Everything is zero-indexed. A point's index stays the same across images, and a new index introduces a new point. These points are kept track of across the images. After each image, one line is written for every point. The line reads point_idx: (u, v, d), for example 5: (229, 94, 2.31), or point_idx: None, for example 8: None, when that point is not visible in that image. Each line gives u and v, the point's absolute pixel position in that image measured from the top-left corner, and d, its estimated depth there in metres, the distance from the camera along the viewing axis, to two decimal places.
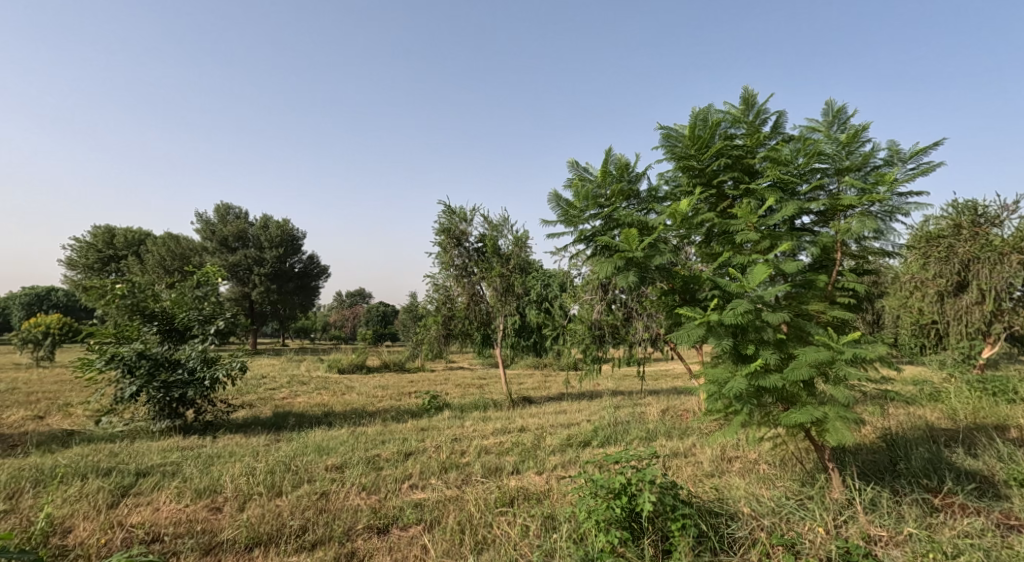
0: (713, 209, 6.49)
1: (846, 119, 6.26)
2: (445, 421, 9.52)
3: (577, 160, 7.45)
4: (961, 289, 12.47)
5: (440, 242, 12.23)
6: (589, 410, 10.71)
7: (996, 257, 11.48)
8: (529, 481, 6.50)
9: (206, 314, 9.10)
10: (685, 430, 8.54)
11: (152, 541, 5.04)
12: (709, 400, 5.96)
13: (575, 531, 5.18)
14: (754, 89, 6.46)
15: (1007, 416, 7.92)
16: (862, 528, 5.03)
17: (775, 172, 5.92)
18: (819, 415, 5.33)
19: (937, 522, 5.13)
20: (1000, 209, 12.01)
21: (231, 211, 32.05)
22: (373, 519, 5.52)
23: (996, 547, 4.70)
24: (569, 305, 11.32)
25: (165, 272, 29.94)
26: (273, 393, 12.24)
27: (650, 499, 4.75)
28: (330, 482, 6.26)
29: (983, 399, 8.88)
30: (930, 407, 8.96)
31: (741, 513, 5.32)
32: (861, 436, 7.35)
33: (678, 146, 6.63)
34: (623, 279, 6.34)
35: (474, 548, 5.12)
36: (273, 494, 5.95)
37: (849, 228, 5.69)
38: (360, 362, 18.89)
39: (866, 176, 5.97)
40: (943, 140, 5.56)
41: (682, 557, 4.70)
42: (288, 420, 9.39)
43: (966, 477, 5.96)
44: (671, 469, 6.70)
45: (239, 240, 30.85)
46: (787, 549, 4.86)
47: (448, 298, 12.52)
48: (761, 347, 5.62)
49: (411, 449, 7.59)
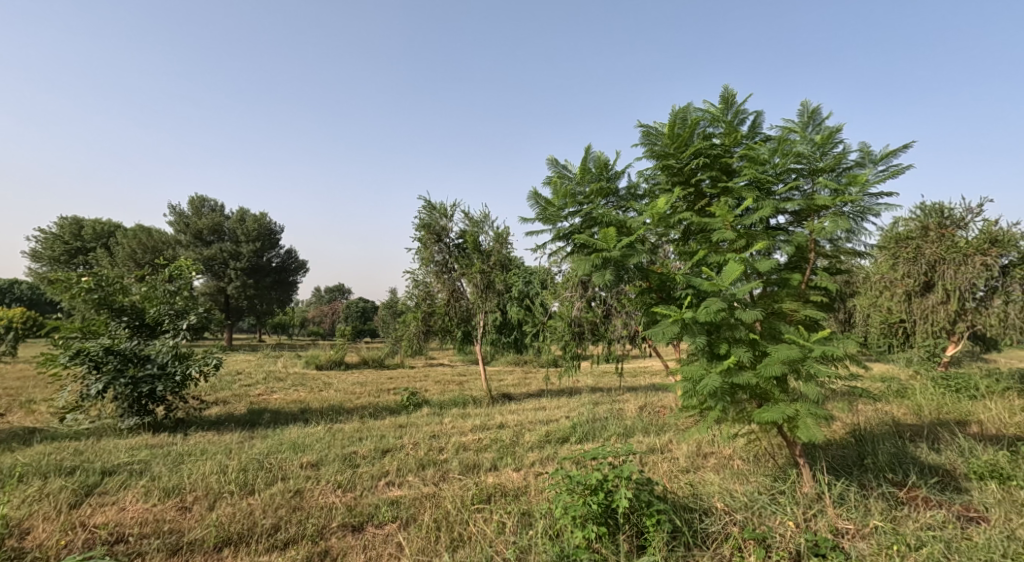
0: (691, 208, 6.56)
1: (821, 120, 6.37)
2: (424, 418, 9.49)
3: (556, 157, 7.44)
4: (927, 289, 12.73)
5: (420, 239, 12.15)
6: (568, 407, 10.77)
7: (961, 257, 11.81)
8: (507, 478, 6.50)
9: (177, 309, 8.93)
10: (662, 427, 8.62)
11: (116, 542, 4.93)
12: (685, 397, 6.04)
13: (551, 527, 5.20)
14: (733, 88, 6.49)
15: (969, 412, 8.15)
16: (830, 521, 5.13)
17: (752, 171, 6.00)
18: (790, 413, 5.43)
19: (901, 515, 5.25)
20: (965, 211, 12.35)
21: (206, 204, 31.37)
22: (349, 517, 5.47)
23: (957, 539, 4.82)
24: (549, 302, 11.35)
25: (136, 265, 29.21)
26: (248, 390, 12.07)
27: (626, 495, 4.80)
28: (305, 480, 6.18)
29: (947, 396, 9.14)
30: (897, 403, 9.18)
31: (714, 508, 5.39)
32: (831, 432, 7.53)
33: (657, 144, 6.66)
34: (600, 278, 6.39)
35: (449, 546, 5.10)
36: (245, 493, 5.84)
37: (823, 228, 5.80)
38: (339, 358, 18.75)
39: (839, 176, 6.08)
40: (912, 142, 5.69)
41: (657, 552, 4.76)
42: (263, 417, 9.26)
43: (929, 471, 6.12)
44: (647, 465, 6.78)
45: (214, 234, 30.32)
46: (758, 542, 4.92)
47: (428, 294, 12.46)
48: (734, 344, 5.69)
49: (389, 446, 7.56)
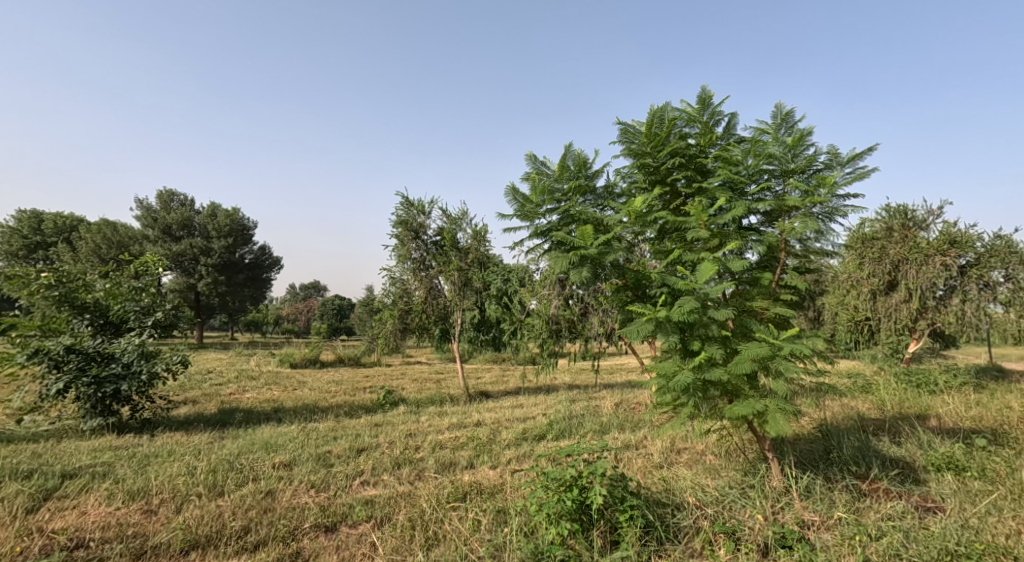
0: (666, 207, 6.64)
1: (793, 123, 6.46)
2: (400, 417, 9.43)
3: (535, 154, 7.42)
4: (891, 288, 13.09)
5: (397, 235, 12.06)
6: (545, 404, 10.82)
7: (923, 258, 12.20)
8: (483, 476, 6.50)
9: (144, 306, 8.71)
10: (637, 424, 8.70)
11: (76, 547, 4.80)
12: (659, 393, 6.10)
13: (526, 524, 5.23)
14: (710, 89, 6.55)
15: (929, 406, 8.42)
16: (797, 513, 5.26)
17: (726, 172, 6.10)
18: (759, 408, 5.55)
19: (864, 507, 5.40)
20: (927, 213, 12.74)
21: (176, 198, 30.61)
22: (321, 518, 5.41)
23: (915, 528, 4.98)
24: (527, 300, 11.41)
25: (100, 261, 28.34)
26: (219, 389, 11.82)
27: (601, 491, 4.84)
28: (276, 481, 6.10)
29: (908, 391, 9.43)
30: (862, 398, 9.43)
31: (686, 502, 5.48)
32: (799, 427, 7.71)
33: (634, 143, 6.71)
34: (578, 275, 6.43)
35: (424, 545, 5.08)
36: (214, 494, 5.74)
37: (793, 228, 5.93)
38: (314, 356, 18.53)
39: (809, 178, 6.21)
40: (878, 146, 5.84)
41: (630, 547, 4.81)
42: (235, 417, 9.10)
43: (891, 464, 6.31)
44: (622, 461, 6.85)
45: (184, 229, 29.65)
46: (728, 536, 5.03)
47: (405, 292, 12.37)
48: (707, 342, 5.78)
49: (364, 445, 7.49)
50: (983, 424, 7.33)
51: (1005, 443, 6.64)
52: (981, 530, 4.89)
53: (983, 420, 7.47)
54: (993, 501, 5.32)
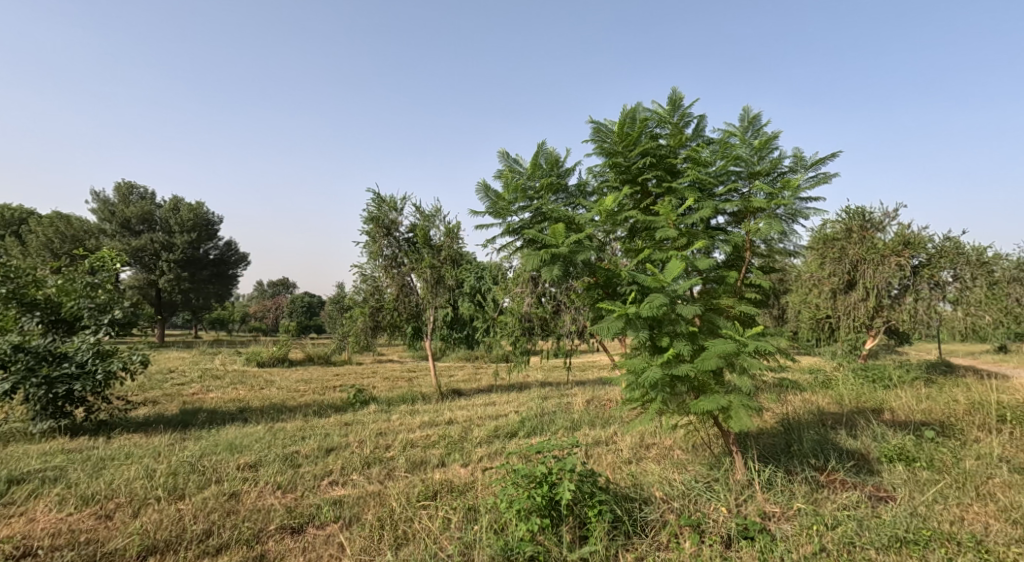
0: (637, 206, 6.73)
1: (760, 126, 6.60)
2: (371, 415, 9.35)
3: (508, 151, 7.40)
4: (850, 287, 13.50)
5: (369, 232, 11.92)
6: (517, 402, 10.85)
7: (880, 258, 12.64)
8: (454, 474, 6.49)
9: (99, 303, 8.41)
10: (608, 420, 8.80)
11: (23, 556, 4.62)
12: (628, 389, 6.17)
13: (496, 521, 5.23)
14: (680, 91, 6.64)
15: (883, 400, 8.74)
16: (759, 505, 5.39)
17: (695, 172, 6.21)
18: (724, 403, 5.67)
19: (822, 497, 5.57)
20: (884, 215, 13.15)
21: (135, 191, 29.72)
22: (287, 519, 5.32)
23: (868, 517, 5.16)
24: (500, 298, 11.42)
25: (52, 256, 27.24)
26: (181, 389, 11.51)
27: (570, 487, 4.88)
28: (240, 482, 5.97)
29: (865, 386, 9.77)
30: (822, 393, 9.74)
31: (653, 496, 5.57)
32: (762, 421, 7.91)
33: (606, 142, 6.76)
34: (549, 273, 6.44)
35: (393, 544, 5.05)
36: (174, 498, 5.59)
37: (758, 228, 6.07)
38: (282, 355, 18.20)
39: (774, 181, 6.36)
40: (839, 151, 6.01)
41: (598, 541, 4.86)
42: (197, 417, 8.87)
43: (847, 455, 6.52)
44: (592, 457, 6.93)
45: (144, 224, 28.77)
46: (693, 528, 5.13)
47: (376, 289, 12.24)
48: (675, 338, 5.87)
49: (333, 445, 7.39)
50: (932, 417, 7.63)
51: (952, 435, 6.93)
52: (929, 517, 5.10)
53: (932, 413, 7.78)
54: (940, 490, 5.55)
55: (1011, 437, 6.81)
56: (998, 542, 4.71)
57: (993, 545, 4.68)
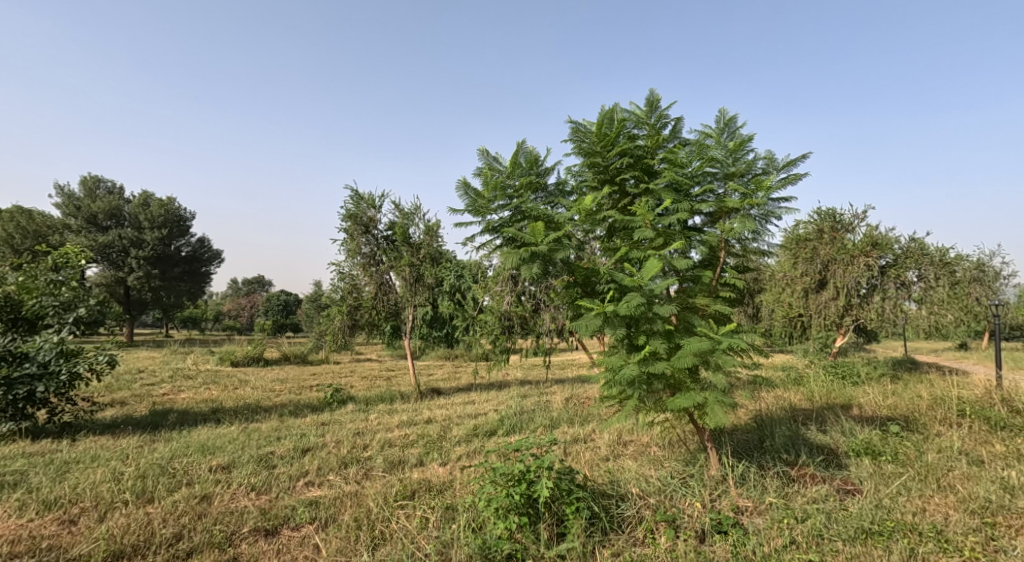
0: (615, 205, 6.78)
1: (736, 128, 6.68)
2: (348, 415, 9.26)
3: (487, 149, 7.37)
4: (821, 287, 13.78)
5: (347, 229, 11.78)
6: (496, 400, 10.86)
7: (850, 258, 12.96)
8: (432, 473, 6.47)
9: (63, 301, 8.16)
10: (587, 417, 8.86)
11: None
12: (606, 387, 6.22)
13: (474, 520, 5.23)
14: (658, 92, 6.70)
15: (852, 396, 8.97)
16: (732, 500, 5.49)
17: (671, 173, 6.28)
18: (699, 400, 5.75)
19: (792, 491, 5.69)
20: (854, 216, 13.44)
21: (101, 185, 28.99)
22: (261, 521, 5.26)
23: (836, 510, 5.29)
24: (480, 296, 11.41)
25: (14, 252, 26.37)
26: (152, 390, 11.25)
27: (547, 485, 4.91)
28: (213, 484, 5.87)
29: (835, 382, 10.00)
30: (794, 389, 9.94)
31: (630, 493, 5.63)
32: (735, 418, 8.05)
33: (585, 142, 6.80)
34: (528, 271, 6.45)
35: (369, 545, 5.01)
36: (142, 501, 5.47)
37: (732, 228, 6.16)
38: (257, 354, 17.91)
39: (748, 182, 6.46)
40: (810, 153, 6.14)
41: (576, 538, 4.89)
42: (168, 419, 8.68)
43: (817, 450, 6.67)
44: (571, 454, 6.97)
45: (111, 219, 28.05)
46: (668, 524, 5.20)
47: (354, 287, 12.10)
48: (651, 337, 5.93)
49: (309, 445, 7.31)
50: (897, 412, 7.85)
51: (916, 429, 7.14)
52: (893, 509, 5.25)
53: (897, 408, 8.01)
54: (903, 482, 5.71)
55: (970, 430, 7.05)
56: (957, 531, 4.87)
57: (953, 534, 4.84)
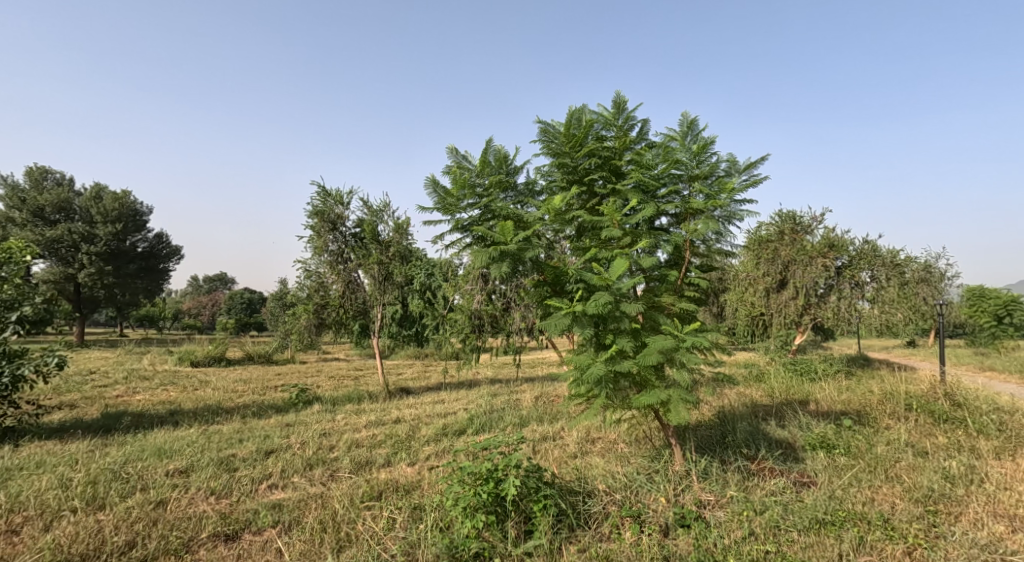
0: (584, 206, 6.82)
1: (699, 131, 6.79)
2: (314, 416, 9.08)
3: (456, 147, 7.31)
4: (782, 286, 14.13)
5: (313, 226, 11.56)
6: (466, 399, 10.83)
7: (809, 259, 13.38)
8: (399, 473, 6.40)
9: (7, 299, 7.76)
10: (556, 415, 8.90)
11: None
12: (574, 385, 6.25)
13: (441, 520, 5.19)
14: (624, 94, 6.75)
15: (809, 392, 9.24)
16: (695, 495, 5.59)
17: (638, 174, 6.35)
18: (664, 398, 5.84)
19: (752, 485, 5.83)
20: (812, 218, 13.85)
21: (48, 177, 27.83)
22: (221, 526, 5.11)
23: (792, 501, 5.44)
24: (450, 295, 11.35)
25: None
26: (104, 391, 10.82)
27: (515, 483, 4.90)
28: (170, 489, 5.68)
29: (794, 379, 10.29)
30: (755, 386, 10.20)
31: (597, 489, 5.67)
32: (699, 414, 8.20)
33: (553, 142, 6.82)
34: (498, 270, 6.41)
35: (334, 547, 4.93)
36: (93, 508, 5.27)
37: (696, 229, 6.26)
38: (219, 354, 17.42)
39: (711, 184, 6.57)
40: (770, 156, 6.27)
41: (543, 536, 4.89)
42: (121, 422, 8.36)
43: (777, 445, 6.84)
44: (539, 452, 6.98)
45: (60, 212, 26.93)
46: (634, 519, 5.25)
47: (321, 285, 11.91)
48: (618, 335, 5.99)
49: (273, 447, 7.14)
50: (851, 407, 8.13)
51: (867, 423, 7.40)
52: (844, 499, 5.43)
53: (851, 402, 8.29)
54: (854, 473, 5.92)
55: (916, 423, 7.34)
56: (902, 519, 5.07)
57: (898, 522, 5.04)
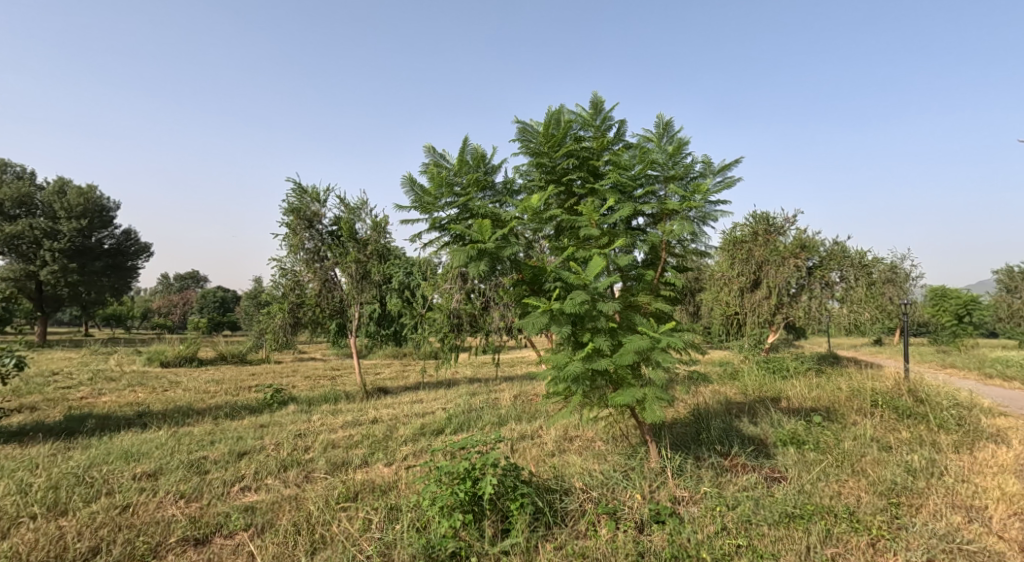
0: (562, 205, 6.84)
1: (674, 132, 6.85)
2: (289, 417, 8.85)
3: (434, 145, 7.26)
4: (755, 286, 14.35)
5: (288, 224, 11.38)
6: (444, 398, 10.78)
7: (780, 260, 13.65)
8: (376, 473, 6.33)
9: None
10: (534, 414, 8.91)
11: None
12: (551, 384, 6.25)
13: (417, 520, 5.15)
14: (601, 95, 6.78)
15: (781, 389, 9.41)
16: (670, 491, 5.65)
17: (615, 174, 6.39)
18: (639, 396, 5.89)
19: (725, 480, 5.91)
20: (785, 219, 14.06)
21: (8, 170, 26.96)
22: (190, 530, 5.00)
23: (763, 496, 5.53)
24: (427, 294, 11.27)
25: None
26: (69, 393, 10.49)
27: (492, 482, 4.88)
28: (137, 493, 5.54)
29: (766, 377, 10.48)
30: (730, 384, 10.36)
31: (573, 487, 5.69)
32: (675, 412, 8.29)
33: (532, 142, 6.82)
34: (476, 269, 6.38)
35: (308, 549, 4.86)
36: (55, 514, 5.11)
37: (672, 230, 6.32)
38: (190, 354, 17.04)
39: (687, 185, 6.64)
40: (743, 158, 6.36)
41: (519, 534, 4.89)
42: (86, 424, 8.12)
43: (749, 441, 6.94)
44: (517, 451, 6.97)
45: (21, 207, 26.11)
46: (610, 516, 5.28)
47: (297, 284, 11.66)
48: (595, 334, 6.01)
49: (246, 449, 7.00)
50: (820, 403, 8.30)
51: (836, 419, 7.57)
52: (813, 493, 5.54)
53: (820, 399, 8.46)
54: (823, 468, 6.04)
55: (881, 419, 7.53)
56: (867, 512, 5.19)
57: (864, 514, 5.16)
